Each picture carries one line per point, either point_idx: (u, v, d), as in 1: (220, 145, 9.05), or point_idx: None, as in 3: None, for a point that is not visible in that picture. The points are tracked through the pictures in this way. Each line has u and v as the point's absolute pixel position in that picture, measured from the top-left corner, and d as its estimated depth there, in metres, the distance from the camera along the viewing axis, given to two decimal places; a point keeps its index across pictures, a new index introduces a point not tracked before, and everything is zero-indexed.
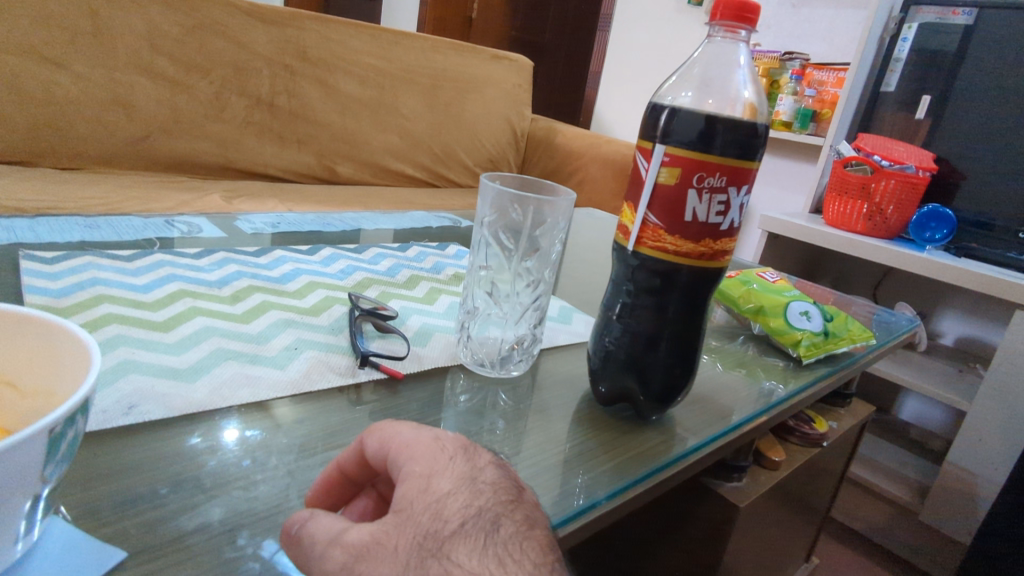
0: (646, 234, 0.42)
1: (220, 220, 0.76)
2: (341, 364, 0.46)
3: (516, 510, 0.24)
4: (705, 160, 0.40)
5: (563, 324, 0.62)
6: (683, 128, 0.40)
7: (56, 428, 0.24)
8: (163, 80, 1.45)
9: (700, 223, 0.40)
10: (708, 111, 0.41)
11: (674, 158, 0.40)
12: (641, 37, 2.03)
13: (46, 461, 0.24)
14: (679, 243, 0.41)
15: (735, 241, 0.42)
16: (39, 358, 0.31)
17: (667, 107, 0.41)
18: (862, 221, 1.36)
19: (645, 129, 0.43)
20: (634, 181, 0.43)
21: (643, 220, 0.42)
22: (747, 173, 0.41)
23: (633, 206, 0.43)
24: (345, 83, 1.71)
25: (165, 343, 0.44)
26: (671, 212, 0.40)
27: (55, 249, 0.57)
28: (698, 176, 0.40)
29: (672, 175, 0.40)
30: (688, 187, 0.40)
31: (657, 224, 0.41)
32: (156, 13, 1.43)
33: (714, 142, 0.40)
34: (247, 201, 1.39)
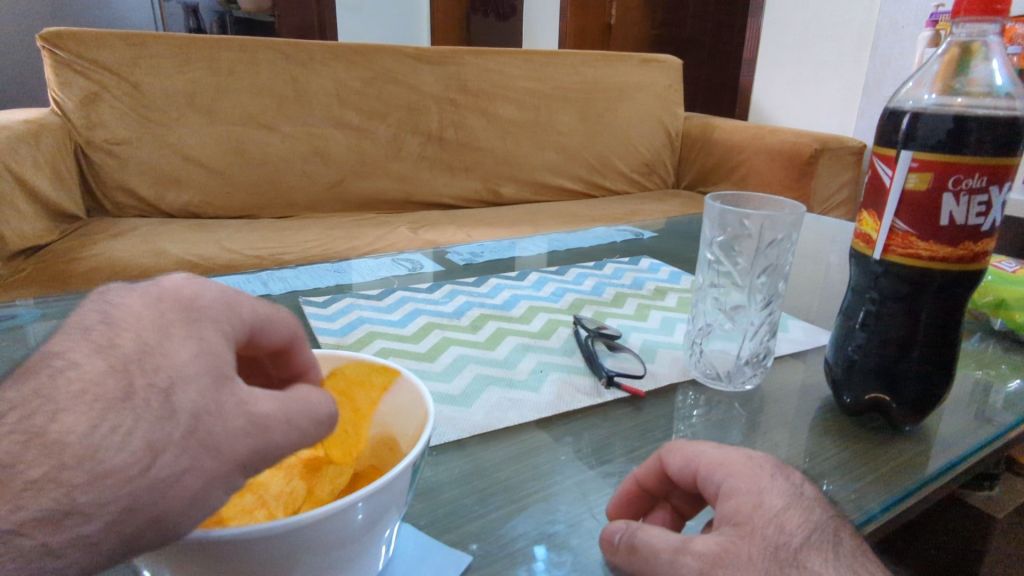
0: (894, 241, 0.41)
1: (433, 254, 0.85)
2: (586, 384, 0.50)
3: (848, 526, 0.27)
4: (960, 161, 0.38)
5: (782, 333, 0.62)
6: (933, 129, 0.39)
7: (415, 462, 0.28)
8: (351, 129, 1.63)
9: (958, 226, 0.39)
10: (958, 108, 0.40)
11: (924, 162, 0.39)
12: (798, 16, 1.92)
13: (407, 489, 0.29)
14: (935, 248, 0.39)
15: (995, 242, 0.40)
16: None
17: (908, 111, 0.41)
18: None
19: (881, 136, 0.43)
20: (875, 189, 0.42)
21: (890, 227, 0.41)
22: (1008, 169, 0.39)
23: (876, 214, 0.42)
24: (503, 109, 1.81)
25: (436, 371, 0.51)
26: (925, 217, 0.39)
27: (321, 293, 0.68)
28: (955, 177, 0.38)
29: (922, 181, 0.39)
30: (943, 190, 0.39)
31: (907, 230, 0.40)
32: (341, 72, 1.62)
33: (969, 141, 0.38)
34: (430, 230, 1.51)
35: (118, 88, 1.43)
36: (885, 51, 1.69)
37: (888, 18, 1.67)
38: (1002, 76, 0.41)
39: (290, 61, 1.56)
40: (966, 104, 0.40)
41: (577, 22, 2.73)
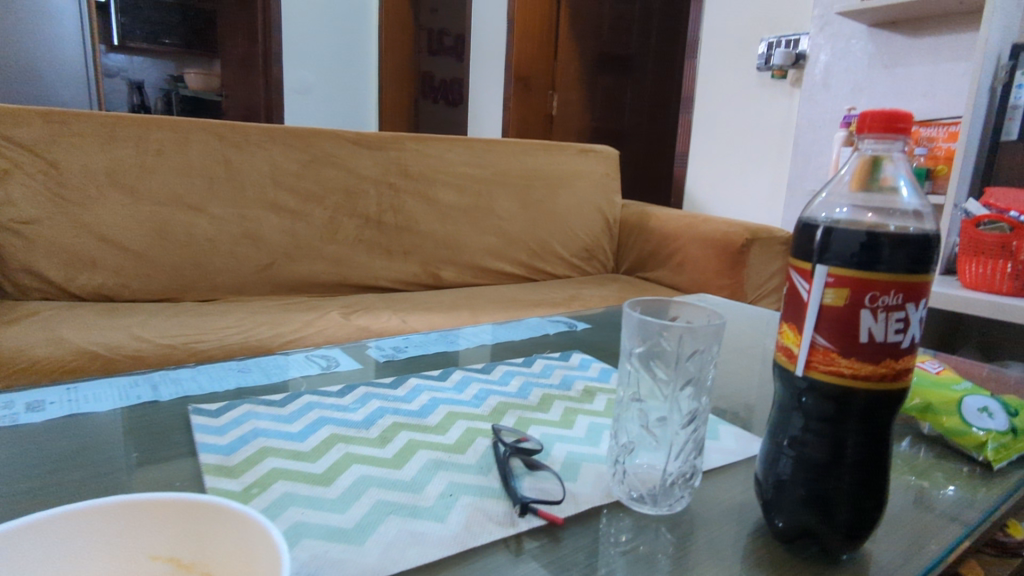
0: (816, 358, 0.39)
1: (353, 350, 0.80)
2: (499, 511, 0.45)
3: None
4: (874, 277, 0.37)
5: (713, 440, 0.59)
6: (846, 245, 0.38)
7: None
8: (285, 212, 1.59)
9: (878, 344, 0.37)
10: (869, 225, 0.39)
11: (839, 278, 0.38)
12: (725, 114, 2.03)
13: None
14: (857, 366, 0.37)
15: (917, 358, 0.38)
16: (227, 548, 0.30)
17: (821, 225, 0.40)
18: (1008, 280, 1.20)
19: (795, 249, 0.41)
20: (793, 302, 0.41)
21: (810, 342, 0.39)
22: (923, 286, 0.38)
23: (796, 328, 0.40)
24: (444, 194, 1.81)
25: (329, 499, 0.45)
26: (844, 334, 0.37)
27: (217, 399, 0.61)
28: (872, 294, 0.37)
29: (839, 296, 0.37)
30: (860, 307, 0.37)
31: (828, 347, 0.38)
32: (277, 154, 1.60)
33: (882, 257, 0.37)
34: (363, 315, 1.46)
35: (32, 165, 1.36)
36: (806, 148, 1.79)
37: (806, 119, 1.78)
38: (908, 187, 0.42)
39: (223, 142, 1.53)
40: (877, 219, 0.40)
41: (519, 112, 2.83)
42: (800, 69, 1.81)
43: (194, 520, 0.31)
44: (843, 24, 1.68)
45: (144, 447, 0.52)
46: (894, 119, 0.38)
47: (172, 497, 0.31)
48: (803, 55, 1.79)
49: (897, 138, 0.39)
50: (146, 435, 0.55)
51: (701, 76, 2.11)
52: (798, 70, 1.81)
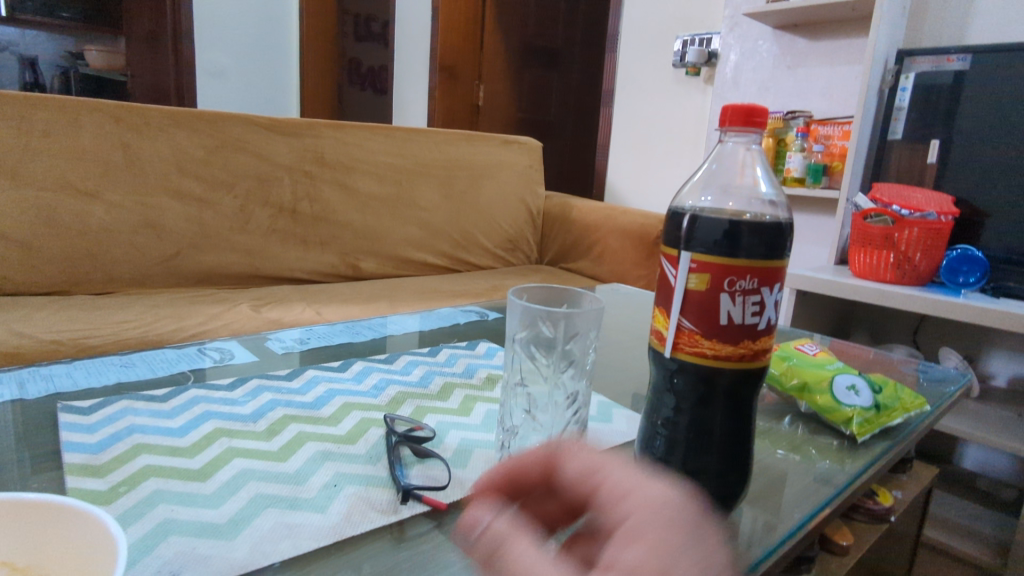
0: (683, 340, 0.41)
1: (251, 342, 0.78)
2: (382, 499, 0.44)
3: None
4: (733, 262, 0.39)
5: (605, 423, 0.60)
6: (708, 230, 0.40)
7: None
8: (191, 199, 1.52)
9: (737, 325, 0.39)
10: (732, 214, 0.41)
11: (702, 264, 0.40)
12: (643, 109, 2.09)
13: None
14: (717, 346, 0.39)
15: (775, 339, 0.41)
16: (58, 551, 0.29)
17: (688, 212, 0.42)
18: (891, 270, 1.28)
19: (666, 236, 0.43)
20: (663, 287, 0.42)
21: (677, 325, 0.41)
22: (779, 272, 0.40)
23: (665, 311, 0.42)
24: (363, 182, 1.77)
25: (204, 494, 0.43)
26: (707, 317, 0.39)
27: (92, 395, 0.58)
28: (731, 278, 0.39)
29: (701, 281, 0.40)
30: (720, 291, 0.39)
31: (694, 329, 0.40)
32: (181, 138, 1.52)
33: (741, 244, 0.39)
34: (274, 307, 1.41)
35: None
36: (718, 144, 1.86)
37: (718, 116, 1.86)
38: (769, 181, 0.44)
39: (120, 124, 1.44)
40: (736, 208, 0.42)
41: (444, 101, 2.80)
42: (712, 67, 1.88)
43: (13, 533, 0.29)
44: (752, 25, 1.75)
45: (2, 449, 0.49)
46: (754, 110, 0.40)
47: None
48: (716, 53, 1.85)
49: (755, 131, 0.41)
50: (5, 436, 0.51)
51: (621, 70, 2.15)
52: (710, 68, 1.88)
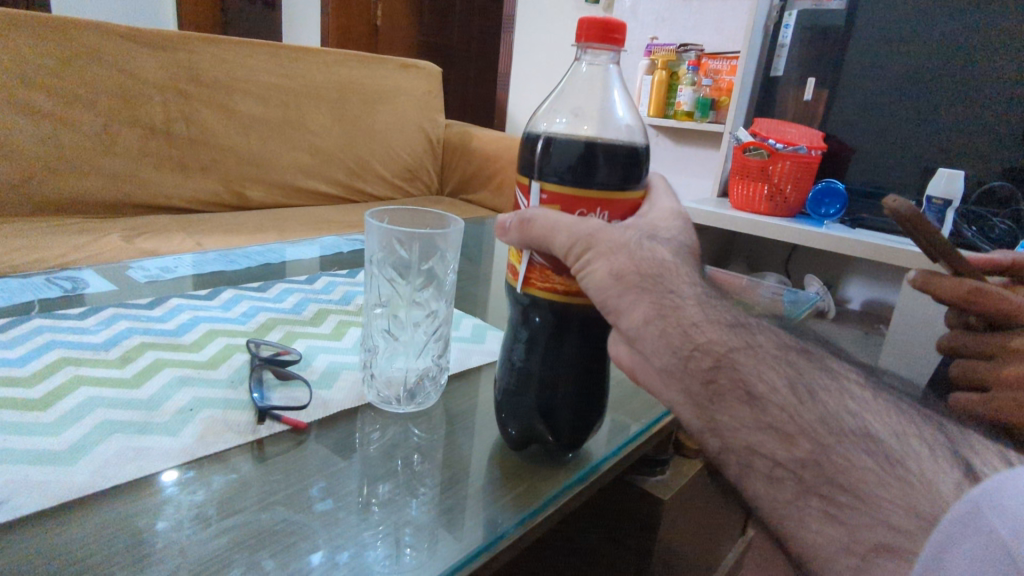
0: (534, 277, 0.40)
1: (108, 270, 0.73)
2: (240, 421, 0.44)
3: None
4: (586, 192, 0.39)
5: (476, 344, 0.63)
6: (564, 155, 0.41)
7: None
8: (43, 116, 1.36)
9: None
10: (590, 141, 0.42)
11: (552, 194, 0.39)
12: (543, 37, 2.06)
13: None
14: (565, 280, 0.40)
15: None
16: None
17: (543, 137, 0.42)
18: (764, 202, 1.36)
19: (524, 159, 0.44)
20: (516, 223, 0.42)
21: (529, 261, 0.40)
22: (632, 206, 0.41)
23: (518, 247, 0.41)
24: (246, 104, 1.66)
25: (42, 423, 0.41)
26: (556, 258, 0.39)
27: None
28: (583, 211, 0.39)
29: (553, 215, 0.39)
30: None
31: (545, 263, 0.40)
32: (27, 46, 1.34)
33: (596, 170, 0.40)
34: (150, 237, 1.32)
35: None
36: None
37: None
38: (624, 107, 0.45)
39: None
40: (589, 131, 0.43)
41: (339, 19, 2.62)
42: None
43: None
44: None
45: None
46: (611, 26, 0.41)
47: None
48: None
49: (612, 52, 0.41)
50: None
51: None
52: None
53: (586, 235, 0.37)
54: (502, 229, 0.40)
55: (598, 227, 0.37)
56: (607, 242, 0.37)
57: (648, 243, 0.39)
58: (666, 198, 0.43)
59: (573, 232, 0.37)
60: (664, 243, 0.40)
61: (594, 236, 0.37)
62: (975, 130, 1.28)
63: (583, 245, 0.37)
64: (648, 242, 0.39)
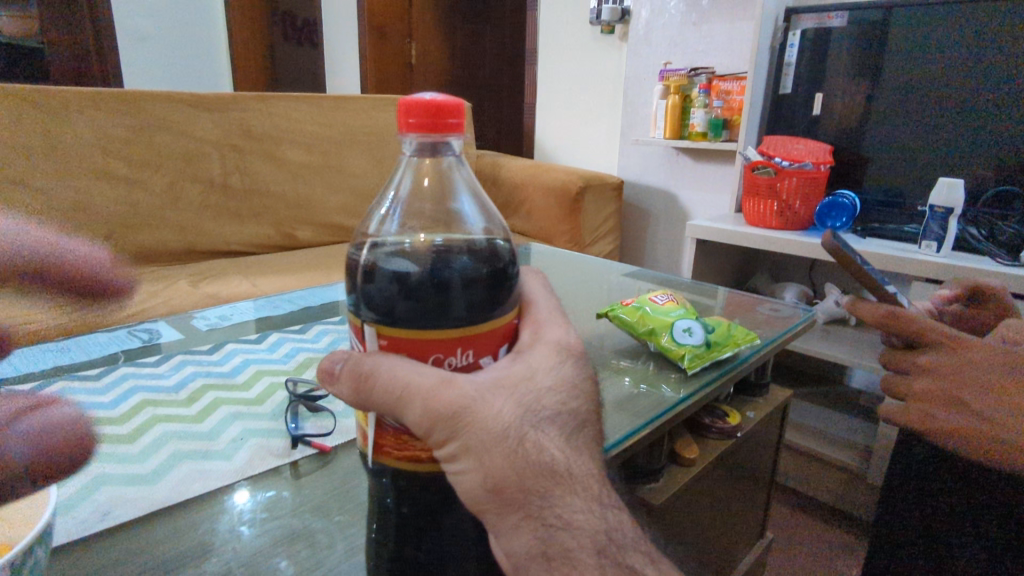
0: (385, 441, 0.35)
1: (176, 321, 0.87)
2: (279, 446, 0.56)
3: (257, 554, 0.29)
4: (431, 332, 0.33)
5: None
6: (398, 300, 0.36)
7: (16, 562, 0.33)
8: (119, 180, 1.55)
9: None
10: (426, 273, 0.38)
11: (391, 340, 0.34)
12: (564, 67, 2.17)
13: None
14: (423, 446, 0.34)
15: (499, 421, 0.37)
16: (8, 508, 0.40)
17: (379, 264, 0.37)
18: (775, 217, 1.42)
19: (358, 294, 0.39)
20: None
21: (380, 428, 0.35)
22: (501, 335, 0.36)
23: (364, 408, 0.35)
24: (292, 153, 1.82)
25: (130, 453, 0.53)
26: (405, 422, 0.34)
27: (31, 379, 0.67)
28: (435, 355, 0.34)
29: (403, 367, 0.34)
30: None
31: (399, 428, 0.34)
32: (104, 120, 1.55)
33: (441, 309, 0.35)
34: (212, 281, 1.48)
35: None
36: (633, 100, 1.95)
37: (632, 71, 1.93)
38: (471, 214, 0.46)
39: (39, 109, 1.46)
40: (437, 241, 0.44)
41: (376, 62, 2.79)
42: (625, 25, 1.95)
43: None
44: None
45: None
46: (443, 108, 0.35)
47: None
48: (628, 11, 1.91)
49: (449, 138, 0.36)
50: None
51: (543, 28, 2.21)
52: (624, 26, 1.95)
53: (444, 415, 0.32)
54: (334, 377, 0.34)
55: (462, 398, 0.33)
56: (472, 424, 0.33)
57: (534, 426, 0.35)
58: (547, 327, 0.40)
59: (426, 409, 0.32)
60: (552, 416, 0.36)
61: (457, 416, 0.32)
62: (981, 137, 1.29)
63: (442, 426, 0.33)
64: (534, 421, 0.35)
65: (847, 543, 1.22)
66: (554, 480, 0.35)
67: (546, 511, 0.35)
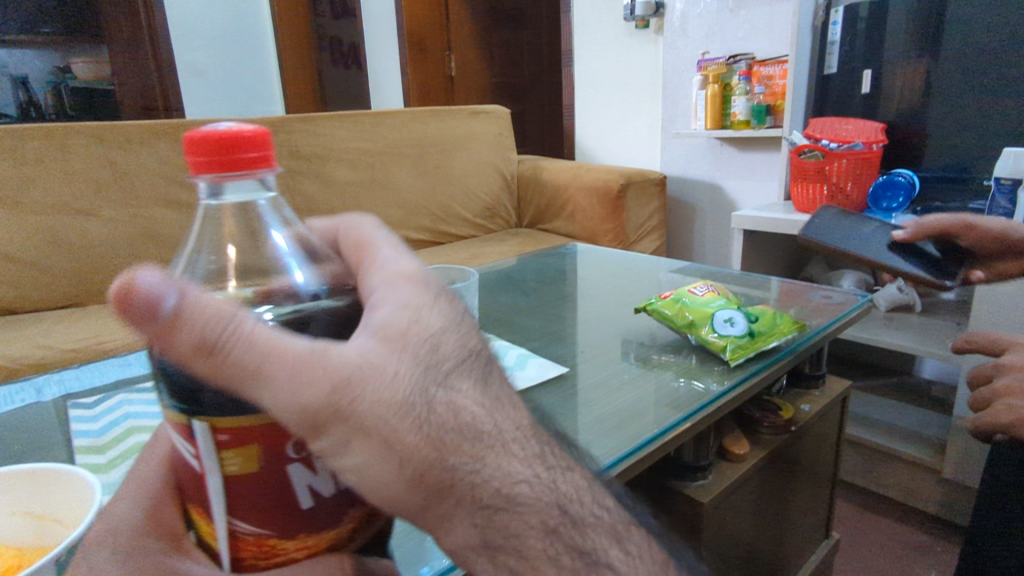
0: (247, 547, 0.28)
1: None
2: None
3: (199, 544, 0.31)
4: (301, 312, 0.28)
5: (517, 372, 0.74)
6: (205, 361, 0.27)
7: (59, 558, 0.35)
8: (179, 206, 1.65)
9: (319, 508, 0.28)
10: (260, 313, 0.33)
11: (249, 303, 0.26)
12: (600, 65, 2.15)
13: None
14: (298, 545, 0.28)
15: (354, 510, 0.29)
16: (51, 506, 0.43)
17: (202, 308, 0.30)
18: (826, 202, 1.36)
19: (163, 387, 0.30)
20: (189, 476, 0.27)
21: (230, 529, 0.28)
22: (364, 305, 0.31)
23: (205, 513, 0.28)
24: (339, 170, 1.88)
25: None
26: (275, 504, 0.27)
27: (94, 392, 0.71)
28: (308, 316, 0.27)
29: (247, 468, 0.26)
30: (285, 466, 0.26)
31: (260, 537, 0.27)
32: (163, 150, 1.64)
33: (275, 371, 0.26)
34: None
35: None
36: (673, 93, 1.91)
37: (670, 64, 1.90)
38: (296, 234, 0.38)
39: (105, 144, 1.57)
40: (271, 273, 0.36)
41: (418, 76, 2.85)
42: (661, 18, 1.92)
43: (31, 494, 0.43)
44: None
45: (29, 439, 0.63)
46: (233, 141, 0.30)
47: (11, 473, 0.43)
48: (662, 3, 1.88)
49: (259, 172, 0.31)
50: (32, 429, 0.65)
51: (578, 29, 2.20)
52: (659, 19, 1.92)
53: (325, 395, 0.26)
54: (170, 327, 0.25)
55: (346, 366, 0.27)
56: (361, 398, 0.26)
57: (441, 384, 0.29)
58: (392, 260, 0.33)
59: (293, 397, 0.25)
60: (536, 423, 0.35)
61: (341, 393, 0.26)
62: None
63: (324, 414, 0.26)
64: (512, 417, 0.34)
65: (922, 543, 1.15)
66: (477, 444, 0.29)
67: (477, 488, 0.29)
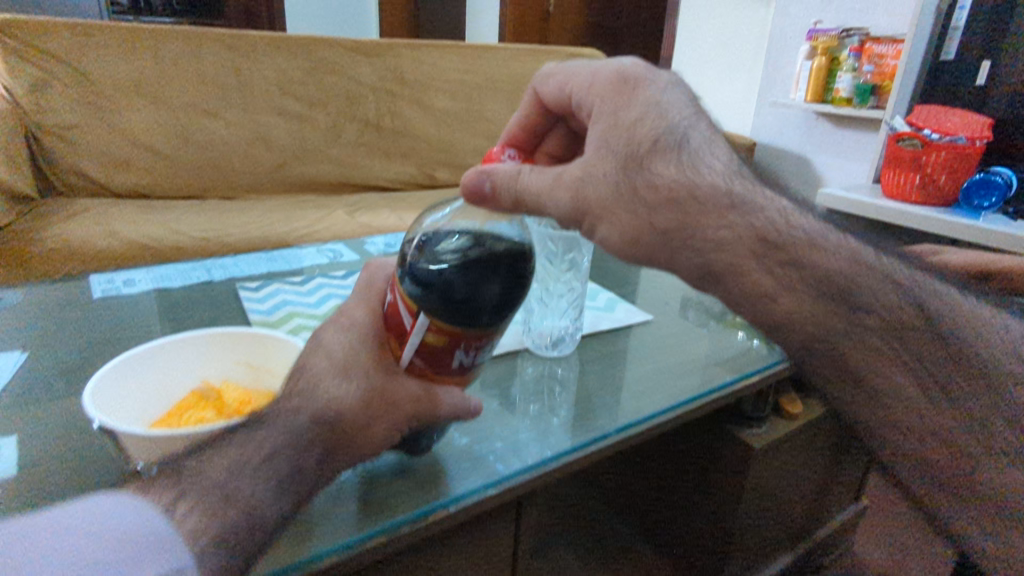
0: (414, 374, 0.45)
1: (353, 244, 1.03)
2: None
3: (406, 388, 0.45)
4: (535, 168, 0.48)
5: (609, 312, 0.84)
6: (441, 275, 0.42)
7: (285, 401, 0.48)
8: (292, 116, 1.78)
9: (464, 366, 0.44)
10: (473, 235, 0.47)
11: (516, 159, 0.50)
12: (706, 20, 2.13)
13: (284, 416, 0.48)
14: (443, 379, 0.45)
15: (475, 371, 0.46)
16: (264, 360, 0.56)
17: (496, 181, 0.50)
18: (916, 191, 1.37)
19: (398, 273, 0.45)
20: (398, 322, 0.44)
21: (409, 362, 0.44)
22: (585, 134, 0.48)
23: (398, 343, 0.44)
24: (437, 99, 1.97)
25: None
26: (441, 362, 0.44)
27: (254, 279, 0.85)
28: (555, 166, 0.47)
29: (438, 338, 0.42)
30: (456, 346, 0.43)
31: (424, 368, 0.44)
32: (282, 62, 1.76)
33: (480, 301, 0.42)
34: (364, 212, 1.67)
35: (66, 76, 1.53)
36: (775, 59, 1.90)
37: (778, 28, 1.87)
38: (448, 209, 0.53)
39: (233, 51, 1.70)
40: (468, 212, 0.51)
41: (516, 10, 2.86)
42: None
43: (249, 348, 0.56)
44: None
45: (211, 309, 0.77)
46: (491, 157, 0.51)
47: (234, 332, 0.56)
48: None
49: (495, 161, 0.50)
50: (210, 302, 0.79)
51: None
52: None
53: (571, 205, 0.46)
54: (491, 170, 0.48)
55: (577, 181, 0.46)
56: (590, 203, 0.46)
57: (642, 179, 0.45)
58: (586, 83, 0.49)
59: (557, 208, 0.47)
60: None
61: (581, 206, 0.46)
62: None
63: (577, 208, 0.46)
64: None
65: None
66: None
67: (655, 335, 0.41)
